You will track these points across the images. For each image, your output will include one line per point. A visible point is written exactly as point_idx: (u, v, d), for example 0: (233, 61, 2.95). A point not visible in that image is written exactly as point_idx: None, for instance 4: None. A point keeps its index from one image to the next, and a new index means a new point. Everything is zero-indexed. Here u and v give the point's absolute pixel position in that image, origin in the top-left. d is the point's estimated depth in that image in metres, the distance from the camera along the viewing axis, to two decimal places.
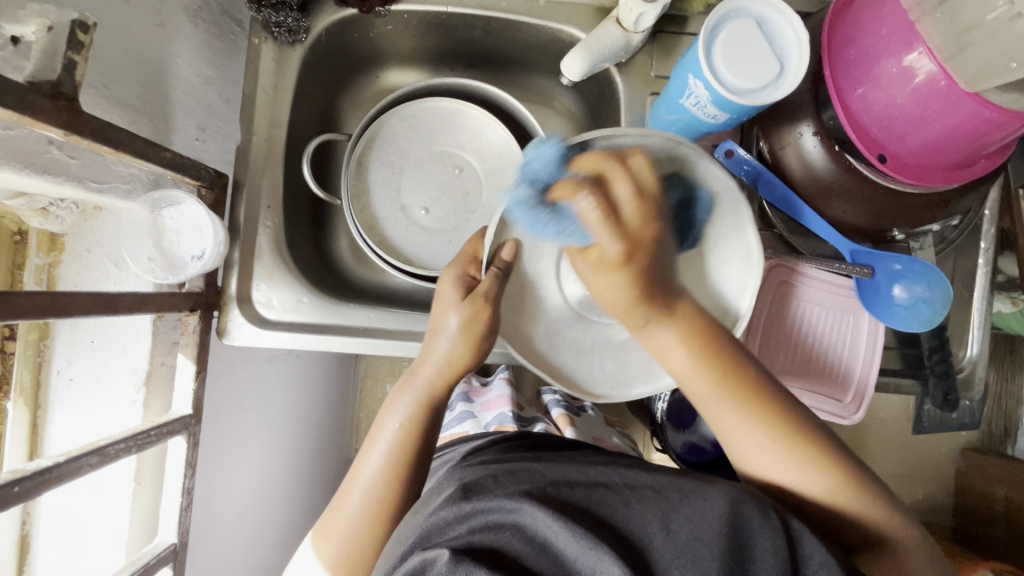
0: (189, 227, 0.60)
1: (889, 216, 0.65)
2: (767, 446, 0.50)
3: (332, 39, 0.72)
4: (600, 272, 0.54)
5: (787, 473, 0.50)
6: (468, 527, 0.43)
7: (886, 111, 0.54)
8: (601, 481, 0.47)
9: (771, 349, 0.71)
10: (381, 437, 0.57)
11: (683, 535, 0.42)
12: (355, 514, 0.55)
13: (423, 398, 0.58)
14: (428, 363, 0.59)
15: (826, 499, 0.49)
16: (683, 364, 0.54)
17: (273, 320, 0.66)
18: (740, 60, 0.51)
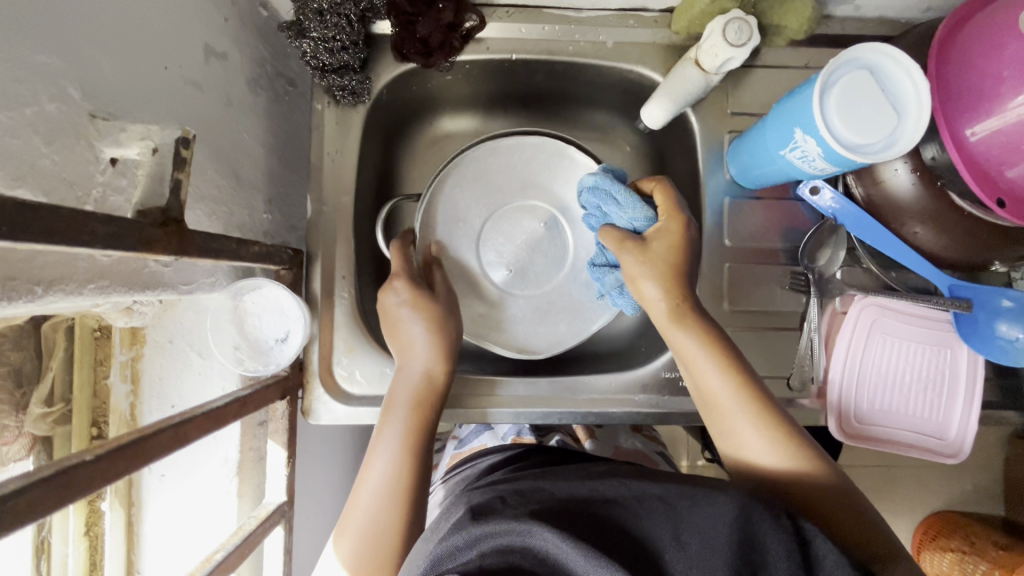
0: (272, 312, 0.58)
1: (992, 250, 0.61)
2: (751, 430, 0.51)
3: (392, 94, 0.69)
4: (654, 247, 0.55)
5: (769, 458, 0.50)
6: (476, 549, 0.38)
7: (1005, 154, 0.51)
8: (609, 494, 0.42)
9: (865, 387, 0.67)
10: (382, 449, 0.55)
11: (698, 548, 0.37)
12: (358, 551, 0.51)
13: (419, 397, 0.58)
14: (416, 355, 0.59)
15: (803, 482, 0.49)
16: (704, 366, 0.53)
17: (357, 394, 0.64)
18: (858, 115, 0.48)
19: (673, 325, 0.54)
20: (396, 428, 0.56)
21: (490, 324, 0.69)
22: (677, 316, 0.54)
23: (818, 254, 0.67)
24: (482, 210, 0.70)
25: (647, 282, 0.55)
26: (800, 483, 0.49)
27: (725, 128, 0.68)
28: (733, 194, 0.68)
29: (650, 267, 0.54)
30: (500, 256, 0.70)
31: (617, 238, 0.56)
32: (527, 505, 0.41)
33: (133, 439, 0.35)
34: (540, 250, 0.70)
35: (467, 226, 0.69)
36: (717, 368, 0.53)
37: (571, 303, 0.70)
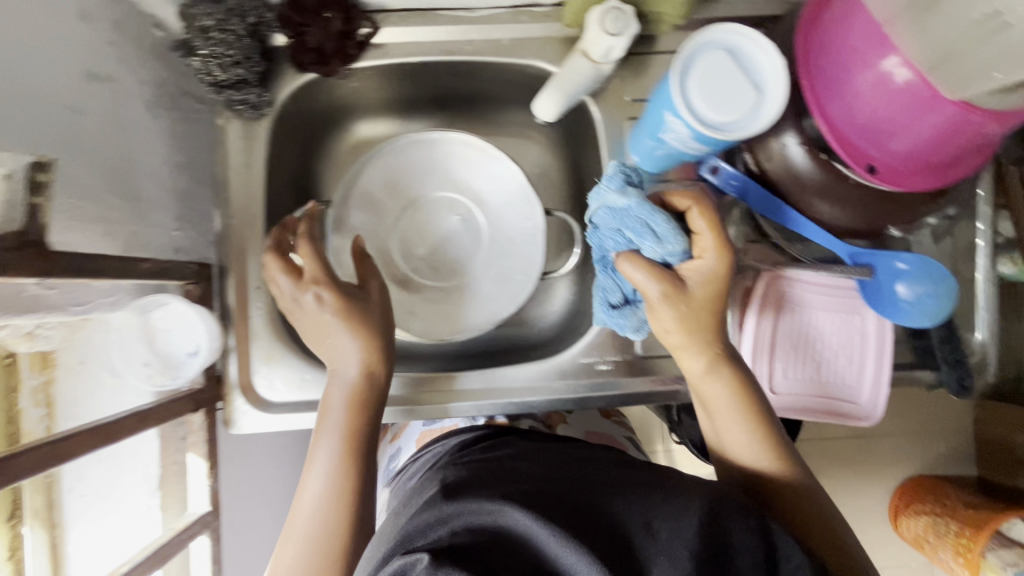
0: (181, 326, 0.59)
1: (885, 214, 0.63)
2: (748, 441, 0.55)
3: (297, 104, 0.70)
4: (669, 304, 0.56)
5: (754, 462, 0.55)
6: (448, 527, 0.41)
7: (868, 121, 0.52)
8: (580, 485, 0.45)
9: (779, 359, 0.69)
10: (322, 452, 0.53)
11: (670, 534, 0.40)
12: (304, 557, 0.48)
13: (355, 403, 0.56)
14: (349, 362, 0.57)
15: (784, 487, 0.54)
16: (723, 408, 0.56)
17: (277, 402, 0.65)
18: (716, 94, 0.49)
19: (693, 356, 0.57)
20: (333, 433, 0.54)
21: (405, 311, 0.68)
22: (698, 350, 0.57)
23: (724, 233, 0.71)
24: (401, 200, 0.68)
25: (668, 321, 0.57)
26: (777, 485, 0.54)
27: (625, 116, 0.69)
28: (639, 180, 0.68)
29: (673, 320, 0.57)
30: (417, 246, 0.69)
31: (647, 275, 0.56)
32: (497, 490, 0.45)
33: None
34: (458, 241, 0.69)
35: (386, 216, 0.68)
36: (726, 392, 0.57)
37: (480, 294, 0.68)
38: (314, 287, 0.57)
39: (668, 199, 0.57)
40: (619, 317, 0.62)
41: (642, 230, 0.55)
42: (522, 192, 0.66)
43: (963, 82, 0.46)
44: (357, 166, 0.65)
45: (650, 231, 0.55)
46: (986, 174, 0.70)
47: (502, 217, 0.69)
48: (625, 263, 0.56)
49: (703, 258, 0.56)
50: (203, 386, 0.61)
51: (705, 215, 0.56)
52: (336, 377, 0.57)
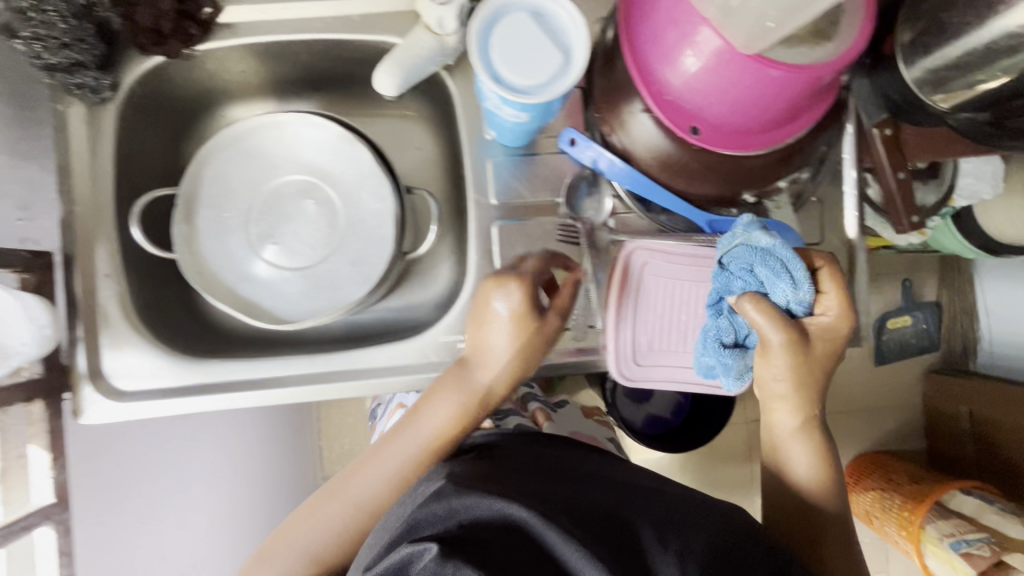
0: (16, 314, 0.57)
1: (736, 180, 0.63)
2: (813, 469, 0.64)
3: (149, 88, 0.69)
4: (770, 359, 0.60)
5: (807, 480, 0.64)
6: (453, 522, 0.44)
7: (683, 81, 0.52)
8: (613, 505, 0.48)
9: (640, 332, 0.68)
10: (407, 437, 0.62)
11: (677, 550, 0.44)
12: (342, 519, 0.60)
13: (462, 410, 0.63)
14: (485, 369, 0.63)
15: (802, 509, 0.64)
16: (794, 446, 0.64)
17: (131, 391, 0.64)
18: (518, 57, 0.48)
19: (781, 405, 0.63)
20: (399, 440, 0.62)
21: (253, 298, 0.67)
22: (792, 407, 0.63)
23: (584, 203, 0.70)
24: (252, 185, 0.69)
25: (779, 365, 0.59)
26: (819, 501, 0.63)
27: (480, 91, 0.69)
28: (505, 155, 0.69)
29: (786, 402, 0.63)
30: (268, 232, 0.68)
31: (763, 317, 0.57)
32: (503, 486, 0.48)
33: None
34: (311, 225, 0.69)
35: (237, 201, 0.68)
36: (801, 438, 0.64)
37: (334, 279, 0.68)
38: (508, 283, 0.61)
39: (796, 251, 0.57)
40: (718, 353, 0.61)
41: (779, 272, 0.56)
42: (374, 173, 0.68)
43: (756, 37, 0.46)
44: (206, 146, 0.66)
45: (785, 274, 0.56)
46: (848, 137, 0.70)
47: (355, 200, 0.69)
48: (746, 304, 0.57)
49: (825, 296, 0.59)
50: (42, 375, 0.61)
51: (828, 275, 0.59)
52: (466, 372, 0.63)
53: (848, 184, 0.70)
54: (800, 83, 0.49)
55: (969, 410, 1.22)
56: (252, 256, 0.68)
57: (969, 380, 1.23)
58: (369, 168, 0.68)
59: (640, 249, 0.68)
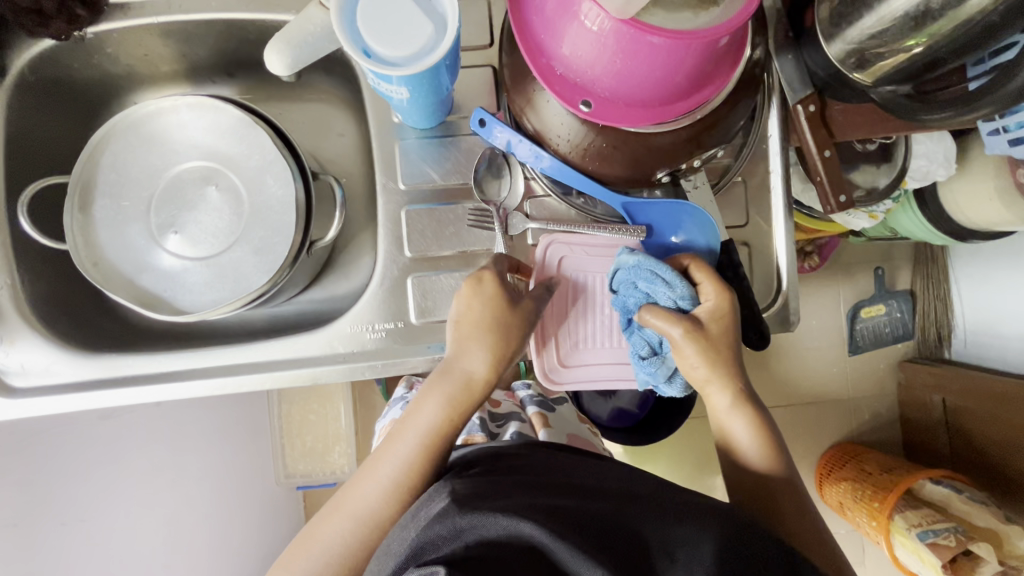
0: None
1: (645, 161, 0.60)
2: (754, 446, 0.58)
3: (44, 74, 0.66)
4: (679, 354, 0.57)
5: (752, 456, 0.58)
6: (462, 545, 0.40)
7: (570, 52, 0.50)
8: (615, 505, 0.47)
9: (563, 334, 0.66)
10: (404, 441, 0.55)
11: (687, 558, 0.43)
12: (346, 534, 0.54)
13: (453, 408, 0.55)
14: (473, 360, 0.56)
15: (768, 498, 0.56)
16: (733, 421, 0.59)
17: (25, 387, 0.62)
18: (380, 26, 0.45)
19: (707, 387, 0.59)
20: (401, 449, 0.55)
21: (152, 291, 0.65)
22: (721, 384, 0.58)
23: (496, 189, 0.67)
24: (152, 173, 0.66)
25: (690, 356, 0.57)
26: (771, 480, 0.57)
27: None
28: (416, 138, 0.67)
29: (716, 383, 0.58)
30: (169, 221, 0.66)
31: (665, 322, 0.57)
32: (510, 498, 0.44)
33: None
34: (215, 213, 0.66)
35: (136, 189, 0.66)
36: (741, 413, 0.58)
37: (238, 269, 0.65)
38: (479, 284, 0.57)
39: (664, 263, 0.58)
40: (645, 364, 0.61)
41: (654, 279, 0.58)
42: (277, 159, 0.65)
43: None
44: (100, 133, 0.64)
45: (660, 279, 0.58)
46: (776, 114, 0.68)
47: (260, 187, 0.66)
48: (648, 317, 0.58)
49: (706, 289, 0.58)
50: None
51: (701, 269, 0.58)
52: (455, 368, 0.57)
53: (776, 163, 0.68)
54: (688, 52, 0.47)
55: (941, 398, 1.19)
56: (156, 247, 0.65)
57: (937, 368, 1.20)
58: (272, 152, 0.65)
59: (558, 242, 0.65)
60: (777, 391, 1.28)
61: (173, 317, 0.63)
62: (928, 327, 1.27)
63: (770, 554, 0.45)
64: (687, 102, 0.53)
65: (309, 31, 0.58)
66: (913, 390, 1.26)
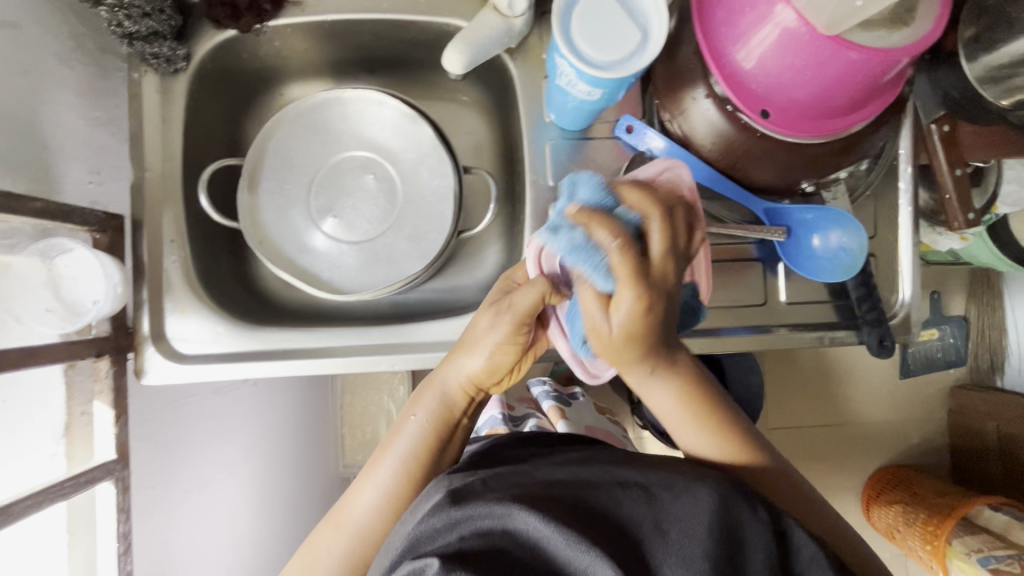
0: (85, 273, 0.59)
1: (798, 169, 0.63)
2: (695, 432, 0.56)
3: (218, 62, 0.70)
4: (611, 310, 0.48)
5: (714, 456, 0.55)
6: (458, 535, 0.42)
7: (757, 66, 0.54)
8: (592, 480, 0.47)
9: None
10: (399, 446, 0.57)
11: (679, 534, 0.42)
12: (347, 549, 0.54)
13: (440, 418, 0.59)
14: (456, 372, 0.60)
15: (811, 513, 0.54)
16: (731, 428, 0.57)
17: (190, 354, 0.66)
18: (598, 33, 0.49)
19: (631, 365, 0.53)
20: (397, 453, 0.57)
21: (311, 270, 0.69)
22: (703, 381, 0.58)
23: None
24: (314, 159, 0.70)
25: (629, 295, 0.46)
26: (733, 471, 0.54)
27: (542, 74, 0.70)
28: (563, 138, 0.70)
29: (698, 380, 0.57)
30: (328, 206, 0.70)
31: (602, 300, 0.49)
32: (501, 489, 0.46)
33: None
34: (370, 201, 0.70)
35: (299, 173, 0.70)
36: (665, 379, 0.56)
37: (392, 253, 0.70)
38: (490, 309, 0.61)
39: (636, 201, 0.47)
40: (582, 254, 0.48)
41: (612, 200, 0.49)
42: (434, 151, 0.69)
43: (836, 17, 0.47)
44: (272, 122, 0.68)
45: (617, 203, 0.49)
46: (908, 130, 0.70)
47: (416, 177, 0.70)
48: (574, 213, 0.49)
49: (654, 231, 0.46)
50: (110, 333, 0.62)
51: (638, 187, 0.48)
52: (444, 378, 0.61)
53: (906, 179, 0.70)
54: (879, 66, 0.50)
55: (996, 426, 1.19)
56: (314, 229, 0.69)
57: (992, 395, 1.20)
58: (428, 144, 0.69)
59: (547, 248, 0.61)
60: (842, 408, 1.29)
61: (335, 295, 0.67)
62: (981, 351, 1.27)
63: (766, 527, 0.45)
64: (860, 114, 0.57)
65: (489, 35, 0.63)
66: (966, 416, 1.25)
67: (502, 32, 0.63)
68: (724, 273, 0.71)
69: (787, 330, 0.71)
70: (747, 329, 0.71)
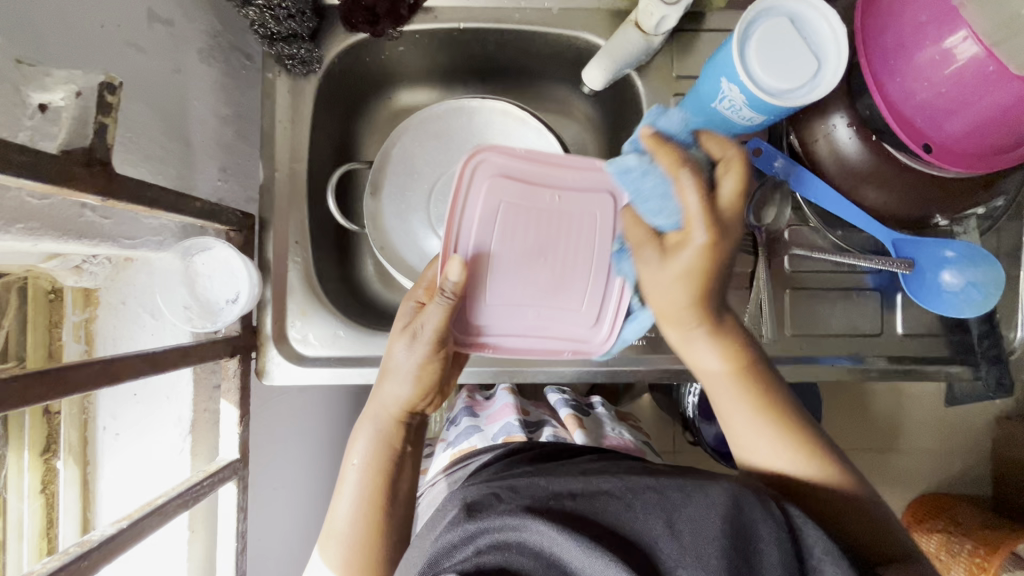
0: (221, 273, 0.60)
1: (932, 204, 0.62)
2: (761, 437, 0.53)
3: (345, 65, 0.70)
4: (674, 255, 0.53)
5: (789, 465, 0.52)
6: (474, 548, 0.42)
7: (928, 101, 0.54)
8: (602, 490, 0.47)
9: (507, 168, 0.61)
10: (348, 484, 0.57)
11: (692, 535, 0.42)
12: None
13: (380, 448, 0.58)
14: (383, 399, 0.59)
15: (828, 496, 0.50)
16: (727, 403, 0.55)
17: (309, 356, 0.66)
18: (776, 61, 0.49)
19: (682, 322, 0.56)
20: (352, 490, 0.56)
21: None
22: (699, 328, 0.55)
23: (764, 213, 0.68)
24: (435, 167, 0.71)
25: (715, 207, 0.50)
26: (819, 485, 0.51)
27: (670, 92, 0.69)
28: None
29: (695, 339, 0.56)
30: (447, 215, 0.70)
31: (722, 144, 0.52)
32: (520, 499, 0.46)
33: (10, 375, 0.34)
34: None
35: (420, 180, 0.70)
36: (707, 335, 0.55)
37: None
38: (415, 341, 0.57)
39: (710, 138, 0.52)
40: (646, 181, 0.54)
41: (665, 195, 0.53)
42: None
43: None
44: (398, 129, 0.68)
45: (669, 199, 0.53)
46: None
47: None
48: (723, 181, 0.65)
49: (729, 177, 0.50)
50: (239, 333, 0.60)
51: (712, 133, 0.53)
52: (376, 408, 0.59)
53: None
54: None
55: None
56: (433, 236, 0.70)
57: None
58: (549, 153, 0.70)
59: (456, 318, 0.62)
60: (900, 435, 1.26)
61: None
62: None
63: (777, 526, 0.43)
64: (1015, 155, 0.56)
65: (631, 53, 0.63)
66: None
67: (642, 48, 0.63)
68: (841, 300, 0.70)
69: (896, 362, 0.70)
70: (848, 357, 0.70)
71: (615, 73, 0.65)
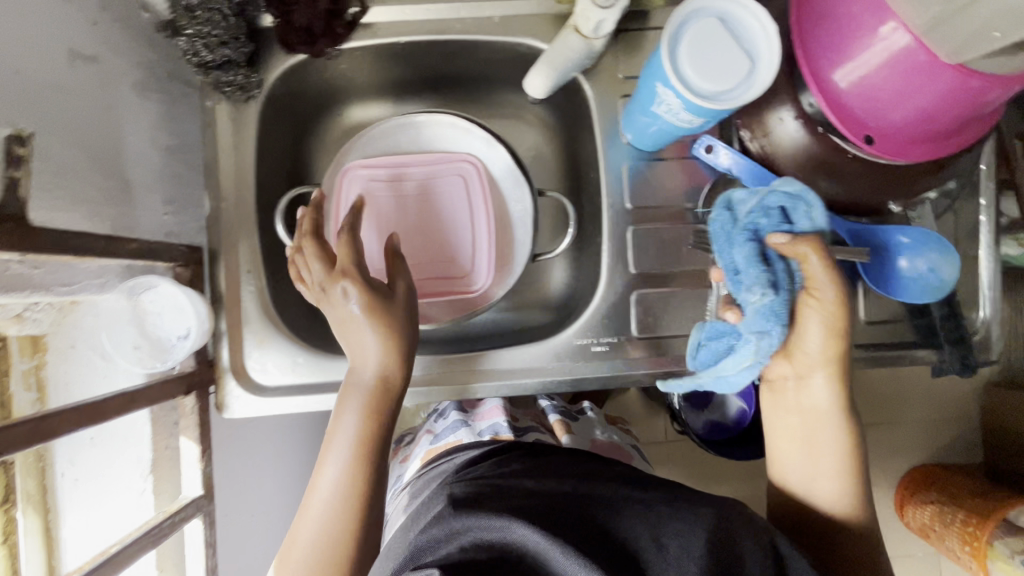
0: (170, 308, 0.59)
1: (882, 191, 0.62)
2: (834, 469, 0.58)
3: (287, 87, 0.69)
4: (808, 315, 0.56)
5: (830, 499, 0.58)
6: (456, 544, 0.42)
7: (867, 91, 0.53)
8: (589, 498, 0.47)
9: (372, 167, 0.69)
10: (333, 459, 0.53)
11: (677, 549, 0.42)
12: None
13: (365, 416, 0.54)
14: (361, 362, 0.54)
15: (851, 533, 0.57)
16: (824, 428, 0.59)
17: (269, 385, 0.65)
18: (708, 63, 0.49)
19: (805, 367, 0.59)
20: (334, 477, 0.52)
21: None
22: (830, 375, 0.58)
23: None
24: None
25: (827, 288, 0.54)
26: (847, 526, 0.58)
27: (617, 93, 0.68)
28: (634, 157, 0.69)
29: (813, 373, 0.58)
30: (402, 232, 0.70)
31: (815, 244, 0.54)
32: (510, 502, 0.46)
33: None
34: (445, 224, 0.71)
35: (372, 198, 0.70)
36: (829, 375, 0.58)
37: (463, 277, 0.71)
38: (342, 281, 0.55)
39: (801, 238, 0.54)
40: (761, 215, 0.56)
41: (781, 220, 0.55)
42: (510, 174, 0.72)
43: (963, 45, 0.46)
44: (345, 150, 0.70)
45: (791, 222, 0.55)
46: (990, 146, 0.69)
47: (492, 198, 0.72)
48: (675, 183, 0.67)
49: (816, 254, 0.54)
50: (194, 369, 0.60)
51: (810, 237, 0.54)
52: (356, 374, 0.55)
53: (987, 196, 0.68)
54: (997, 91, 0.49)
55: None
56: None
57: None
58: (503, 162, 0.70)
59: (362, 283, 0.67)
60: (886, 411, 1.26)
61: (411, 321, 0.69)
62: None
63: (764, 552, 0.44)
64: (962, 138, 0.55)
65: (570, 59, 0.63)
66: None
67: (582, 52, 0.62)
68: None
69: (861, 350, 0.70)
70: None
71: (558, 78, 0.65)
